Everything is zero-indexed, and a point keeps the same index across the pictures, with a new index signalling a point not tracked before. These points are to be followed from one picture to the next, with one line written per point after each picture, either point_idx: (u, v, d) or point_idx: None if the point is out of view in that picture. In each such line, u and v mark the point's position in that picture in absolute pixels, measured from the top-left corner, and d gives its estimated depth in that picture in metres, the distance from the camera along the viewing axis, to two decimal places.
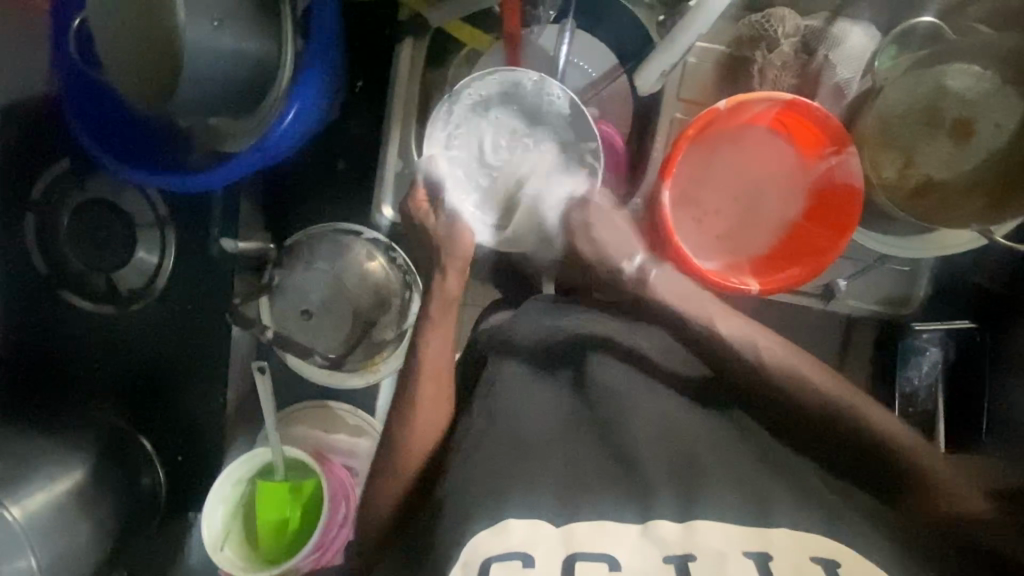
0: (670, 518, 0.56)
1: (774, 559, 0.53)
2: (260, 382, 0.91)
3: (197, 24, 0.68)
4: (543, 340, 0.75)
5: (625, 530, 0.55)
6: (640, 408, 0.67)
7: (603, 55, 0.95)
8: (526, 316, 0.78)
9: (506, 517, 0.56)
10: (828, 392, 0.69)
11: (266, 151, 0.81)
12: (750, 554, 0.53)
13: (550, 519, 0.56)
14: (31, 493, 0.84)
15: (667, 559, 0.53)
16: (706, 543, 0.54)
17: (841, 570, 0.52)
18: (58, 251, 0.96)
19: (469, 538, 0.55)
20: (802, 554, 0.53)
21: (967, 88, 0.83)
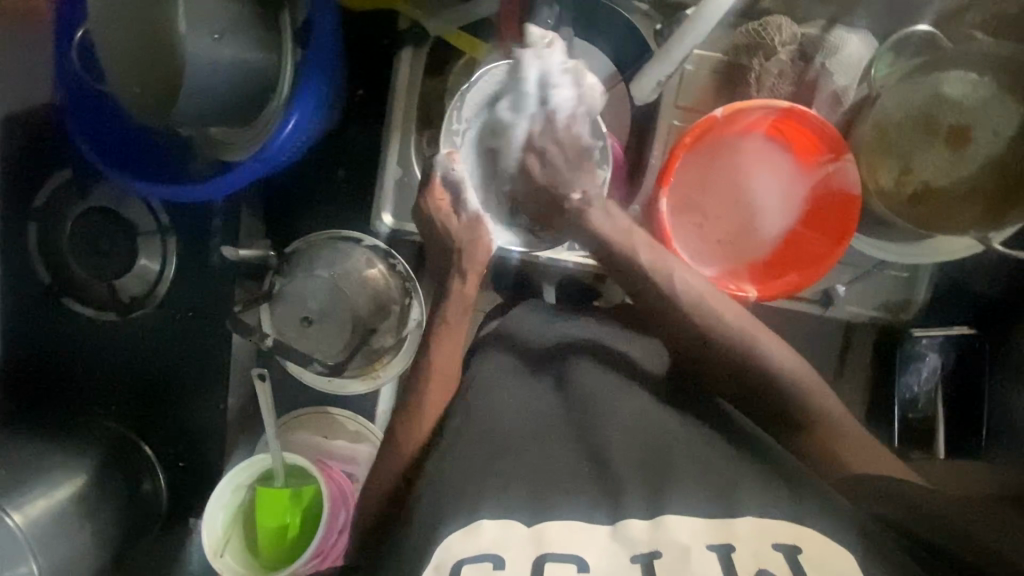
0: (639, 517, 0.55)
1: (738, 552, 0.52)
2: (260, 389, 0.91)
3: (196, 34, 0.69)
4: (538, 344, 0.75)
5: (596, 530, 0.55)
6: (622, 409, 0.67)
7: (602, 63, 0.95)
8: (522, 314, 0.78)
9: (478, 518, 0.56)
10: (800, 380, 0.71)
11: (267, 161, 0.81)
12: (713, 546, 0.53)
13: (521, 519, 0.56)
14: (31, 500, 0.83)
15: (634, 558, 0.53)
16: (672, 538, 0.53)
17: (804, 559, 0.52)
18: (61, 259, 0.97)
19: (441, 540, 0.55)
20: (765, 546, 0.53)
21: (964, 95, 0.83)
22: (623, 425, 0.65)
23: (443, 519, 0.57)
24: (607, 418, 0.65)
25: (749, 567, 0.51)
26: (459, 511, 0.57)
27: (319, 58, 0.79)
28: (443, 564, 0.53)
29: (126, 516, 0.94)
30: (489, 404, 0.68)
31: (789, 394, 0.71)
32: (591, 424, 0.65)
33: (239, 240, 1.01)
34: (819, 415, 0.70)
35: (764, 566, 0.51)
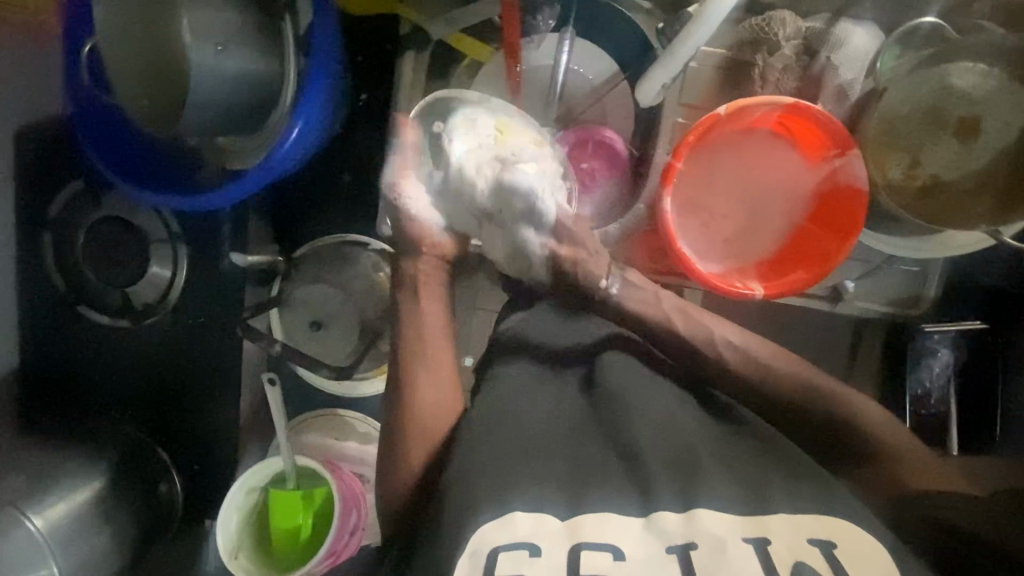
0: (672, 510, 0.56)
1: (772, 543, 0.53)
2: (271, 394, 0.92)
3: (202, 49, 0.70)
4: (555, 346, 0.76)
5: (629, 522, 0.55)
6: (642, 405, 0.67)
7: (604, 63, 0.97)
8: (536, 314, 0.79)
9: (511, 510, 0.56)
10: (844, 400, 0.74)
11: (272, 169, 0.82)
12: (748, 539, 0.53)
13: (555, 513, 0.56)
14: (52, 503, 0.86)
15: (669, 549, 0.53)
16: (706, 530, 0.54)
17: (838, 550, 0.53)
18: (75, 268, 0.98)
19: (475, 528, 0.55)
20: (798, 536, 0.54)
21: (971, 87, 0.81)
22: (643, 422, 0.65)
23: (472, 510, 0.56)
24: (633, 416, 0.65)
25: (787, 560, 0.52)
26: (489, 500, 0.57)
27: (320, 64, 0.79)
28: (478, 552, 0.54)
29: (146, 517, 0.97)
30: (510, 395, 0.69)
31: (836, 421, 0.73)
32: (612, 415, 0.67)
33: (247, 247, 1.02)
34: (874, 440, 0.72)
35: (800, 560, 0.52)
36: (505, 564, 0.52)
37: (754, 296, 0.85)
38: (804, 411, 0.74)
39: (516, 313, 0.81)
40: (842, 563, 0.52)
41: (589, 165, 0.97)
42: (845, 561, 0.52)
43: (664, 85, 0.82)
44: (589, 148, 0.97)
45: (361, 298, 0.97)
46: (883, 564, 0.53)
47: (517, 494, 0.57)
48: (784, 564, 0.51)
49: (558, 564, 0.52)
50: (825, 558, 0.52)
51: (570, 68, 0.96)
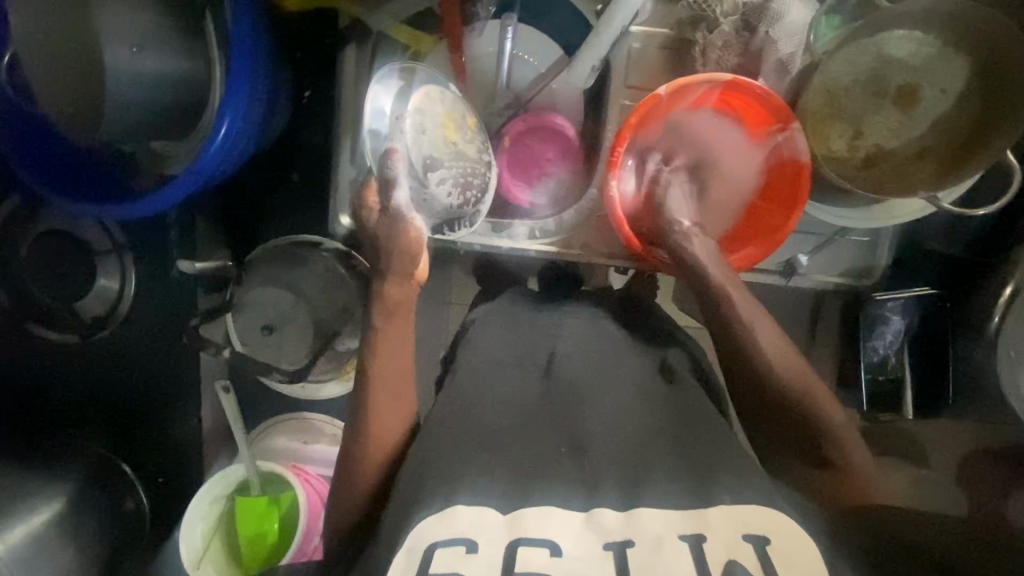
0: (613, 509, 0.55)
1: (708, 540, 0.52)
2: (225, 399, 0.91)
3: (115, 49, 0.69)
4: (498, 339, 0.76)
5: (571, 517, 0.54)
6: (596, 398, 0.68)
7: (548, 48, 0.96)
8: (500, 306, 0.83)
9: (454, 503, 0.55)
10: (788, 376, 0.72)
11: (199, 173, 0.78)
12: (684, 536, 0.52)
13: (496, 507, 0.55)
14: (12, 527, 0.85)
15: (606, 546, 0.52)
16: (645, 528, 0.53)
17: (770, 548, 0.52)
18: (16, 288, 0.93)
19: (413, 526, 0.54)
20: (736, 531, 0.53)
21: (910, 54, 0.84)
22: (593, 411, 0.66)
23: (413, 511, 0.55)
24: (587, 408, 0.66)
25: (720, 558, 0.51)
26: (435, 497, 0.55)
27: (243, 60, 0.75)
28: (416, 548, 0.52)
29: (113, 533, 0.96)
30: (469, 389, 0.70)
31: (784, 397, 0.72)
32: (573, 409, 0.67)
33: (195, 253, 1.01)
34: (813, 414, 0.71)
35: (733, 556, 0.51)
36: (444, 561, 0.50)
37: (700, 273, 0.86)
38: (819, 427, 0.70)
39: (484, 305, 0.88)
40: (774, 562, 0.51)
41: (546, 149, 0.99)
42: (777, 559, 0.51)
43: (593, 68, 0.85)
44: (540, 133, 0.98)
45: (315, 300, 0.95)
46: (812, 560, 0.52)
47: (465, 486, 0.56)
48: (716, 563, 0.50)
49: (493, 559, 0.50)
50: (756, 556, 0.51)
51: (516, 54, 0.96)
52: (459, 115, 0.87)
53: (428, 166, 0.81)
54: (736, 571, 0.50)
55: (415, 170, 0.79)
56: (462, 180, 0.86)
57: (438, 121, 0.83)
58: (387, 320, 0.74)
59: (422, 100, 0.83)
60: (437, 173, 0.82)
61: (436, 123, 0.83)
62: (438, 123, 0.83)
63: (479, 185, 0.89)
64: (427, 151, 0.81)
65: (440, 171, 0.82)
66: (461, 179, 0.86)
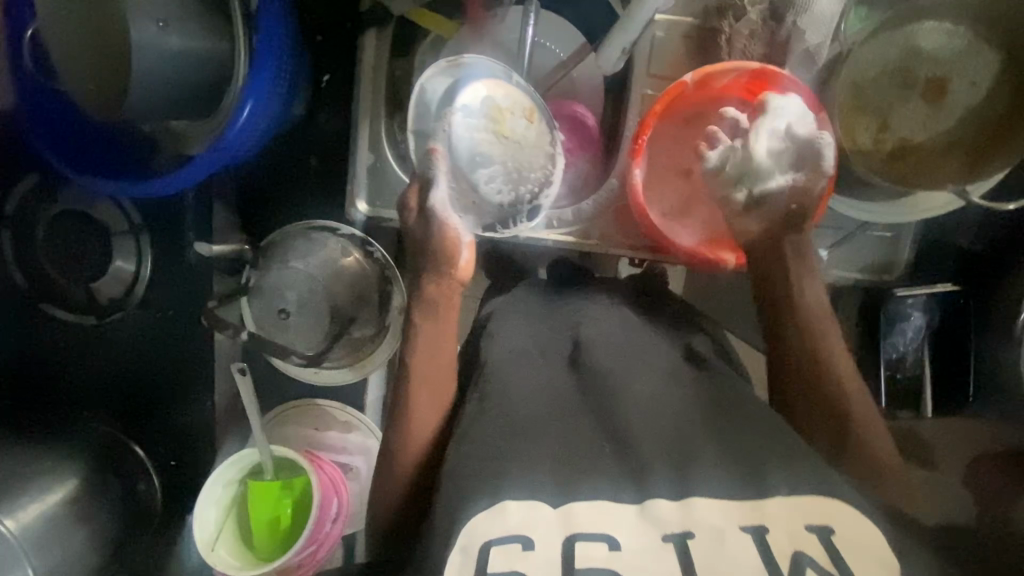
0: (666, 497, 0.55)
1: (771, 532, 0.53)
2: (240, 383, 0.90)
3: (140, 24, 0.67)
4: (522, 326, 0.77)
5: (624, 509, 0.55)
6: (630, 384, 0.67)
7: (570, 36, 0.96)
8: (518, 296, 0.83)
9: (503, 500, 0.55)
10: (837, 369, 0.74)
11: (223, 152, 0.78)
12: (747, 529, 0.53)
13: (547, 501, 0.55)
14: (25, 505, 0.85)
15: (666, 538, 0.52)
16: (705, 521, 0.53)
17: (836, 537, 0.53)
18: (36, 265, 0.95)
19: (466, 521, 0.54)
20: (799, 524, 0.53)
21: (938, 47, 0.82)
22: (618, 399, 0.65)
23: (462, 503, 0.55)
24: (622, 400, 0.65)
25: (785, 551, 0.51)
26: (483, 490, 0.56)
27: (269, 41, 0.76)
28: (471, 547, 0.53)
29: (124, 515, 0.96)
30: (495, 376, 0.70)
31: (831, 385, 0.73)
32: (606, 398, 0.66)
33: (213, 237, 0.99)
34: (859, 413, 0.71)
35: (799, 549, 0.52)
36: (499, 558, 0.51)
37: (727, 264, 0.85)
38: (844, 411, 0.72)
39: (499, 298, 0.86)
40: (843, 554, 0.52)
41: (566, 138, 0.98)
42: (845, 554, 0.52)
43: (624, 51, 0.81)
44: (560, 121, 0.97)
45: (331, 287, 0.95)
46: (882, 551, 0.53)
47: (510, 482, 0.56)
48: (783, 557, 0.51)
49: (552, 556, 0.51)
50: (824, 547, 0.52)
51: (537, 42, 0.95)
52: (513, 109, 0.84)
53: (474, 167, 0.82)
54: (803, 565, 0.51)
55: (459, 171, 0.80)
56: (514, 177, 0.85)
57: (486, 119, 0.83)
58: (423, 312, 0.76)
59: (469, 97, 0.82)
60: (482, 173, 0.82)
61: (484, 121, 0.82)
62: (486, 121, 0.82)
63: (533, 181, 0.87)
64: (472, 151, 0.81)
65: (488, 171, 0.83)
66: (512, 177, 0.85)
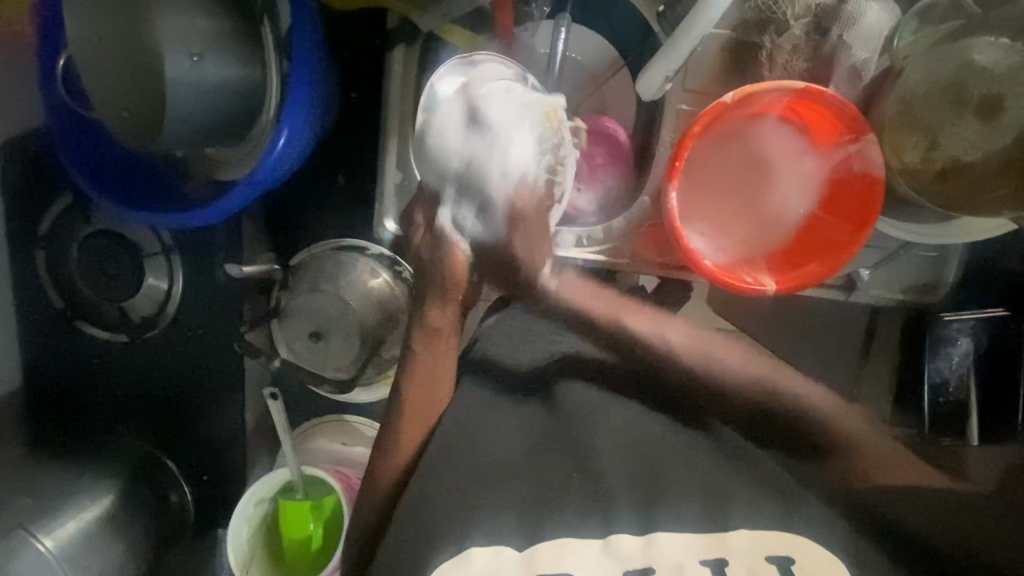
0: (630, 533, 0.58)
1: (730, 564, 0.56)
2: (272, 408, 0.91)
3: (176, 59, 0.67)
4: (522, 360, 0.75)
5: (587, 545, 0.58)
6: (607, 420, 0.69)
7: (601, 48, 0.94)
8: (514, 317, 0.76)
9: (469, 547, 0.58)
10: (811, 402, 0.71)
11: (259, 182, 0.78)
12: (706, 560, 0.56)
13: (513, 544, 0.58)
14: (62, 522, 0.87)
15: (626, 573, 0.55)
16: (664, 555, 0.56)
17: (794, 567, 0.56)
18: (72, 285, 0.97)
19: (434, 568, 0.57)
20: (757, 555, 0.56)
21: (994, 62, 0.77)
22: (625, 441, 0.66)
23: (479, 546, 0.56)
24: (597, 430, 0.68)
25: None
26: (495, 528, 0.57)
27: (301, 67, 0.75)
28: None
29: (157, 530, 0.97)
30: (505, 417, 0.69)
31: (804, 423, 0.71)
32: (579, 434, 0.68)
33: (243, 257, 0.99)
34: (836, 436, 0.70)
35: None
36: None
37: (765, 290, 0.81)
38: (803, 429, 0.71)
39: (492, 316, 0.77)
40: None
41: (598, 154, 0.95)
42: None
43: (667, 77, 0.79)
44: (592, 138, 0.95)
45: (359, 310, 0.93)
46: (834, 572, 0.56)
47: (477, 527, 0.59)
48: None
49: None
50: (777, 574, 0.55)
51: (568, 56, 0.94)
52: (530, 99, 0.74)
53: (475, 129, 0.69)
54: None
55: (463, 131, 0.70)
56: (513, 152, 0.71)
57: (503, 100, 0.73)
58: (430, 347, 0.71)
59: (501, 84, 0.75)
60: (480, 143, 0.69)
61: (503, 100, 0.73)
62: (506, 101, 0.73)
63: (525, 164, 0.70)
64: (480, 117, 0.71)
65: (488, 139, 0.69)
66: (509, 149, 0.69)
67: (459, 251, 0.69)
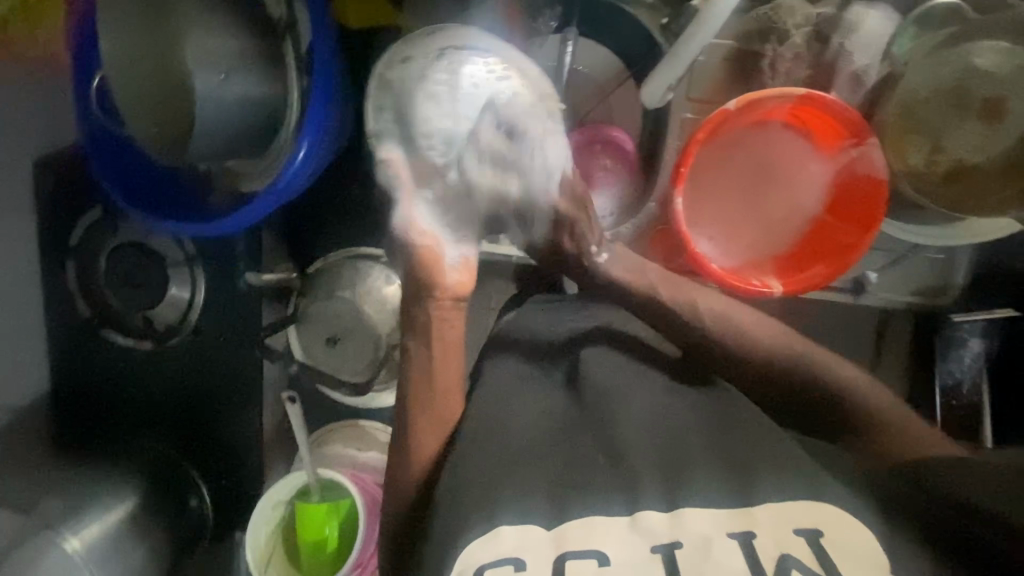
0: (657, 509, 0.55)
1: (757, 537, 0.52)
2: (290, 411, 0.94)
3: (206, 77, 0.72)
4: (540, 356, 0.73)
5: (615, 522, 0.55)
6: (632, 406, 0.65)
7: (608, 61, 0.96)
8: (528, 312, 0.77)
9: (499, 524, 0.55)
10: (843, 379, 0.71)
11: (280, 191, 0.82)
12: (733, 534, 0.53)
13: (541, 523, 0.55)
14: (87, 525, 0.88)
15: (654, 549, 0.52)
16: (692, 529, 0.53)
17: (824, 540, 0.52)
18: (100, 293, 1.01)
19: (464, 546, 0.55)
20: (785, 530, 0.53)
21: (994, 66, 0.77)
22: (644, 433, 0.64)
23: (494, 513, 0.56)
24: (620, 417, 0.64)
25: (772, 554, 0.51)
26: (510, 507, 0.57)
27: (320, 82, 0.78)
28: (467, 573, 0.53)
29: (176, 534, 0.99)
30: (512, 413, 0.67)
31: (831, 400, 0.70)
32: (603, 416, 0.65)
33: (262, 266, 1.03)
34: (863, 412, 0.69)
35: (785, 552, 0.51)
36: None
37: (773, 292, 0.82)
38: (835, 409, 0.70)
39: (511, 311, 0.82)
40: (831, 557, 0.51)
41: (607, 162, 0.96)
42: (832, 553, 0.51)
43: (668, 88, 0.82)
44: (598, 147, 0.95)
45: (373, 316, 0.95)
46: (870, 551, 0.52)
47: (505, 508, 0.57)
48: (769, 560, 0.51)
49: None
50: (810, 549, 0.51)
51: (574, 69, 0.96)
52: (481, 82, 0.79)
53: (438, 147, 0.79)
54: (789, 567, 0.50)
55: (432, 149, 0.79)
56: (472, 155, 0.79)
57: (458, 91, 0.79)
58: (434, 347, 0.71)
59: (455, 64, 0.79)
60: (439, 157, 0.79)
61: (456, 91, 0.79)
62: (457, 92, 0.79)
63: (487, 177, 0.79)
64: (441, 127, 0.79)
65: (444, 150, 0.79)
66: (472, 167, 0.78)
67: (425, 247, 0.73)
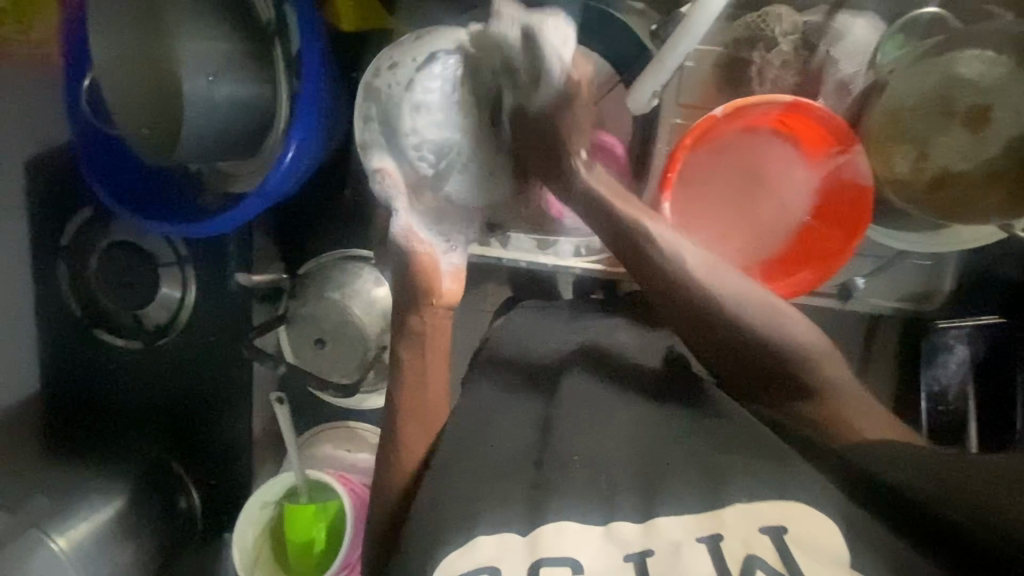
0: (630, 520, 0.54)
1: (725, 540, 0.52)
2: (278, 412, 0.94)
3: (193, 81, 0.72)
4: (529, 361, 0.74)
5: (589, 530, 0.54)
6: (613, 414, 0.66)
7: (599, 66, 0.95)
8: (518, 318, 0.80)
9: (476, 535, 0.55)
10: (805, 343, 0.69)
11: (270, 192, 0.82)
12: (702, 538, 0.52)
13: (518, 529, 0.55)
14: (74, 524, 0.87)
15: (627, 557, 0.52)
16: (662, 536, 0.53)
17: (789, 537, 0.51)
18: (90, 293, 1.01)
19: (442, 557, 0.55)
20: (752, 530, 0.52)
21: (979, 75, 0.78)
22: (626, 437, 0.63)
23: (476, 519, 0.57)
24: (602, 422, 0.64)
25: (738, 557, 0.50)
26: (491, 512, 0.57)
27: (310, 85, 0.78)
28: None
29: (165, 533, 0.99)
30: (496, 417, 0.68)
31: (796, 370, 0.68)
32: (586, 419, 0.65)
33: (253, 267, 1.04)
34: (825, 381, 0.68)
35: (752, 553, 0.50)
36: None
37: None
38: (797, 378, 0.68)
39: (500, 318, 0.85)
40: (792, 551, 0.50)
41: (596, 166, 0.95)
42: (796, 550, 0.50)
43: (655, 91, 0.81)
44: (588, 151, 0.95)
45: (361, 317, 0.95)
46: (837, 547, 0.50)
47: (486, 514, 0.57)
48: (735, 562, 0.50)
49: None
50: (777, 550, 0.50)
51: None
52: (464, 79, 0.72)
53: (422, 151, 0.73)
54: (754, 568, 0.50)
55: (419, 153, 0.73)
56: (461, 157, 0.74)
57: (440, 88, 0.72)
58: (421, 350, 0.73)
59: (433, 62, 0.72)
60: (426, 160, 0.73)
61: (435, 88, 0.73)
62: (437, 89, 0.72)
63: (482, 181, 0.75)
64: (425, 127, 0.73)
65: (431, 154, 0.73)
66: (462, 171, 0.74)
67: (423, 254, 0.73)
